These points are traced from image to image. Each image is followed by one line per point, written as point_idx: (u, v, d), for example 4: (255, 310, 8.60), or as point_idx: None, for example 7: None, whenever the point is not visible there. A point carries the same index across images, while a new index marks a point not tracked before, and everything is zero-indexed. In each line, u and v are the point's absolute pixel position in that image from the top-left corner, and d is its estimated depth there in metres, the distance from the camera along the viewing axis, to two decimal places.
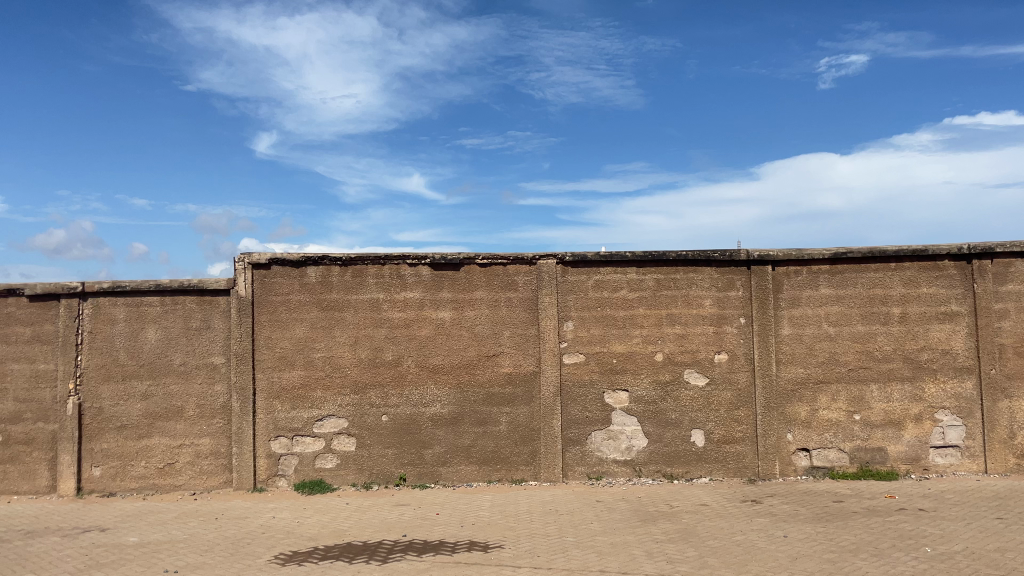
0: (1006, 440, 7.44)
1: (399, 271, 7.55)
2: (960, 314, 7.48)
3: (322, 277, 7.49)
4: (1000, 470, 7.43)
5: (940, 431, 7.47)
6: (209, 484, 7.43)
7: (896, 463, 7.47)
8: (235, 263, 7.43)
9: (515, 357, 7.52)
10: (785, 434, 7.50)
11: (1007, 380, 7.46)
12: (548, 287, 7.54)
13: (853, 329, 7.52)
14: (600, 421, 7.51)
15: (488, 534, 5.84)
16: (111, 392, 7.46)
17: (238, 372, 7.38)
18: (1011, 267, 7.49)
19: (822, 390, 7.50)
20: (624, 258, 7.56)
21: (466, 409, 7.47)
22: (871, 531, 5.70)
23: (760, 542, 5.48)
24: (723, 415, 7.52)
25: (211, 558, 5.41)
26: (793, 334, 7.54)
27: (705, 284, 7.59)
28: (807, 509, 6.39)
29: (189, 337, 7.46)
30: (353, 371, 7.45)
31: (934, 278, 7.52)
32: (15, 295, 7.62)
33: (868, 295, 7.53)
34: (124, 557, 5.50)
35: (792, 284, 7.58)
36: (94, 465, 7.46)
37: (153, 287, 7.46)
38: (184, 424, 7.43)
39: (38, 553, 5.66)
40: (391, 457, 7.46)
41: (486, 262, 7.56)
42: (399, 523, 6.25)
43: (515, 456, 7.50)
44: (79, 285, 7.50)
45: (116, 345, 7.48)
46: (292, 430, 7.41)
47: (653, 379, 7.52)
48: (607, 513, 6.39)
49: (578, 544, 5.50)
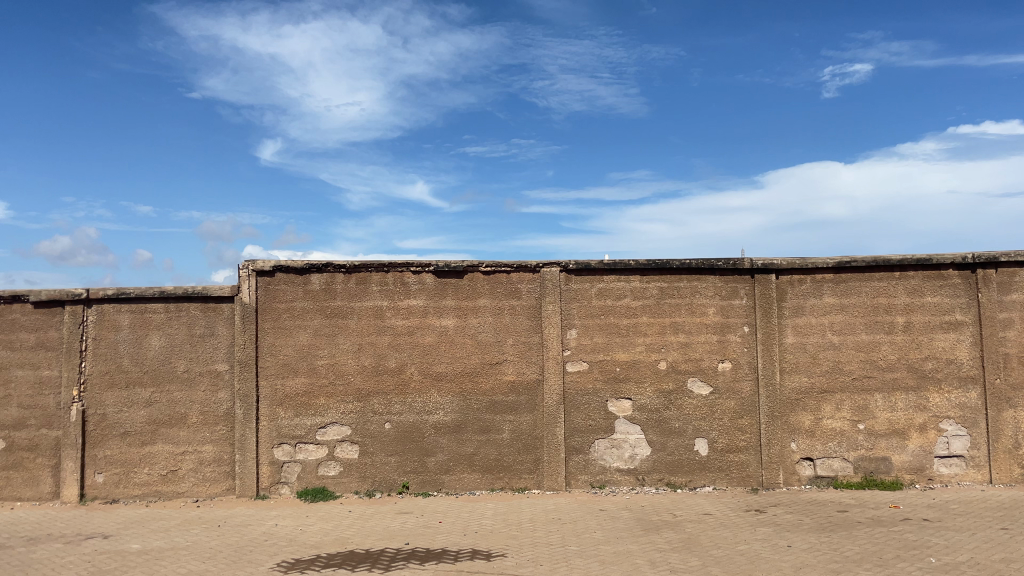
0: (1012, 450, 7.40)
1: (403, 279, 7.57)
2: (964, 323, 7.46)
3: (326, 285, 7.51)
4: (1006, 481, 7.39)
5: (945, 441, 7.44)
6: (211, 491, 7.43)
7: (901, 473, 7.43)
8: (239, 270, 7.47)
9: (519, 365, 7.52)
10: (788, 443, 7.47)
11: (1012, 390, 7.43)
12: (551, 295, 7.56)
13: (857, 338, 7.50)
14: (603, 429, 7.50)
15: (490, 542, 5.83)
16: (115, 399, 7.48)
17: (241, 380, 7.39)
18: (1015, 276, 7.47)
19: (825, 399, 7.48)
20: (628, 267, 7.57)
21: (469, 416, 7.47)
22: (876, 541, 5.67)
23: (764, 552, 5.45)
24: (727, 424, 7.50)
25: (213, 565, 5.41)
26: (796, 343, 7.53)
27: (708, 292, 7.59)
28: (811, 519, 6.36)
29: (193, 344, 7.48)
30: (356, 378, 7.46)
31: (939, 287, 7.50)
32: (20, 302, 7.65)
33: (872, 304, 7.52)
34: (127, 564, 5.51)
35: (796, 292, 7.57)
36: (97, 472, 7.47)
37: (157, 294, 7.50)
38: (187, 431, 7.44)
39: (41, 560, 5.66)
40: (394, 464, 7.45)
41: (490, 270, 7.58)
42: (401, 531, 6.24)
43: (517, 464, 7.49)
44: (84, 293, 7.53)
45: (120, 352, 7.51)
46: (295, 437, 7.41)
47: (656, 388, 7.51)
48: (610, 522, 6.37)
49: (581, 553, 5.48)
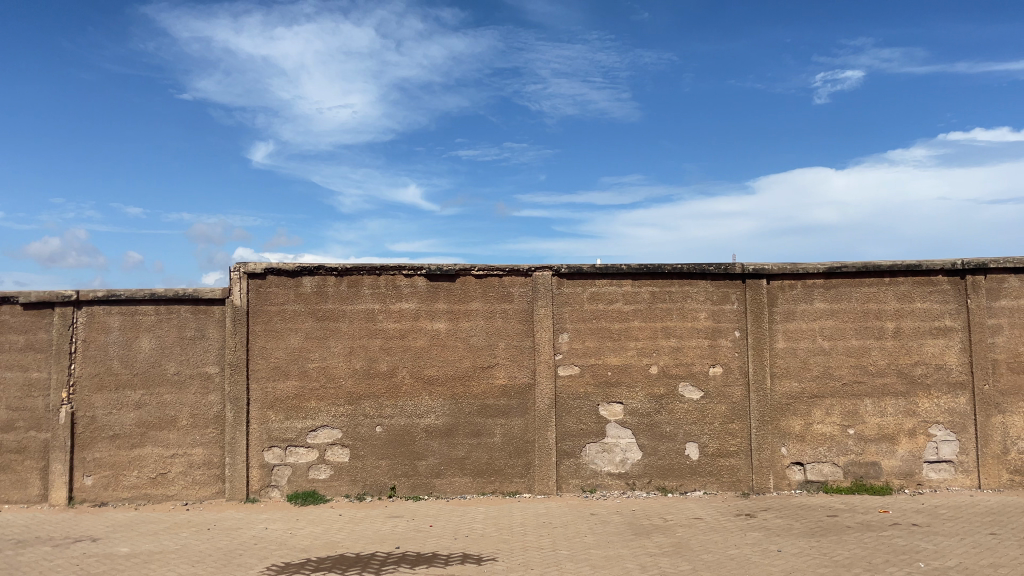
0: (1000, 455, 7.47)
1: (395, 282, 7.56)
2: (954, 329, 7.54)
3: (318, 287, 7.49)
4: (994, 486, 7.45)
5: (934, 446, 7.50)
6: (201, 494, 7.38)
7: (890, 478, 7.48)
8: (230, 273, 7.45)
9: (510, 369, 7.52)
10: (779, 448, 7.52)
11: (1002, 396, 7.50)
12: (543, 299, 7.57)
13: (847, 343, 7.56)
14: (594, 433, 7.51)
15: (481, 547, 5.80)
16: (105, 401, 7.41)
17: (232, 382, 7.36)
18: (1004, 283, 7.55)
19: (816, 404, 7.52)
20: (620, 271, 7.59)
21: (460, 420, 7.46)
22: (865, 546, 5.70)
23: (754, 556, 5.46)
24: (718, 428, 7.53)
25: (203, 568, 5.37)
26: (787, 347, 7.57)
27: (699, 297, 7.62)
28: (801, 523, 6.39)
29: (184, 346, 7.44)
30: (347, 381, 7.43)
31: (929, 293, 7.57)
32: (9, 303, 7.57)
33: (862, 310, 7.58)
34: (116, 567, 5.46)
35: (787, 298, 7.62)
36: (85, 475, 7.40)
37: (147, 295, 7.45)
38: (177, 433, 7.39)
39: (29, 563, 5.60)
40: (385, 468, 7.43)
41: (482, 274, 7.58)
42: (392, 535, 6.21)
43: (509, 468, 7.48)
44: (73, 294, 7.46)
45: (111, 354, 7.45)
46: (286, 440, 7.38)
47: (647, 393, 7.52)
48: (601, 526, 6.38)
49: (572, 557, 5.48)
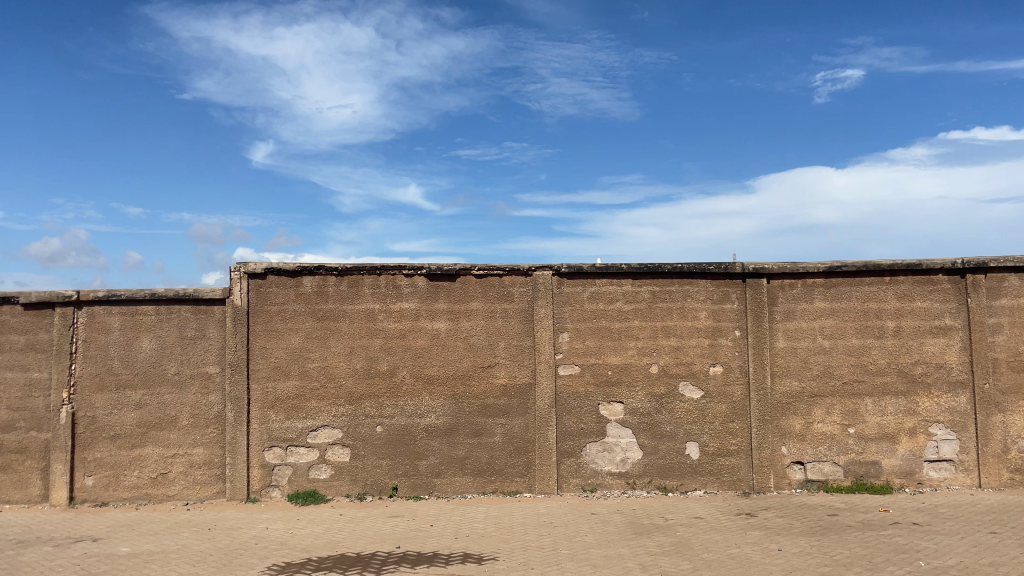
0: (1000, 454, 7.47)
1: (395, 282, 7.56)
2: (954, 328, 7.53)
3: (318, 287, 7.49)
4: (995, 485, 7.45)
5: (935, 445, 7.50)
6: (202, 494, 7.39)
7: (890, 477, 7.48)
8: (231, 273, 7.45)
9: (510, 368, 7.52)
10: (779, 447, 7.52)
11: (1002, 395, 7.50)
12: (543, 299, 7.57)
13: (847, 342, 7.56)
14: (594, 433, 7.51)
15: (482, 547, 5.81)
16: (105, 401, 7.42)
17: (232, 382, 7.36)
18: (1004, 282, 7.55)
19: (816, 403, 7.53)
20: (620, 271, 7.59)
21: (461, 419, 7.46)
22: (866, 545, 5.70)
23: (754, 555, 5.47)
24: (718, 428, 7.53)
25: (204, 568, 5.37)
26: (787, 346, 7.57)
27: (700, 297, 7.62)
28: (801, 522, 6.40)
29: (184, 346, 7.44)
30: (347, 381, 7.43)
31: (929, 292, 7.57)
32: (9, 304, 7.58)
33: (862, 309, 7.58)
34: (117, 567, 5.47)
35: (787, 297, 7.62)
36: (86, 475, 7.41)
37: (147, 295, 7.45)
38: (177, 433, 7.40)
39: (29, 563, 5.60)
40: (385, 468, 7.43)
41: (483, 273, 7.58)
42: (392, 535, 6.22)
43: (509, 467, 7.49)
44: (73, 294, 7.46)
45: (111, 354, 7.45)
46: (286, 440, 7.38)
47: (647, 392, 7.52)
48: (602, 525, 6.38)
49: (572, 556, 5.48)
